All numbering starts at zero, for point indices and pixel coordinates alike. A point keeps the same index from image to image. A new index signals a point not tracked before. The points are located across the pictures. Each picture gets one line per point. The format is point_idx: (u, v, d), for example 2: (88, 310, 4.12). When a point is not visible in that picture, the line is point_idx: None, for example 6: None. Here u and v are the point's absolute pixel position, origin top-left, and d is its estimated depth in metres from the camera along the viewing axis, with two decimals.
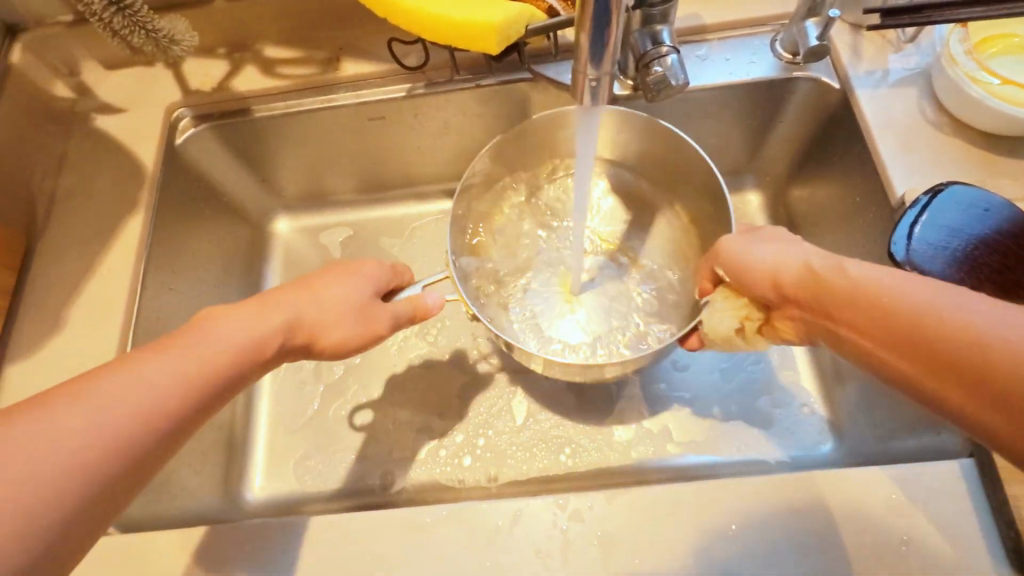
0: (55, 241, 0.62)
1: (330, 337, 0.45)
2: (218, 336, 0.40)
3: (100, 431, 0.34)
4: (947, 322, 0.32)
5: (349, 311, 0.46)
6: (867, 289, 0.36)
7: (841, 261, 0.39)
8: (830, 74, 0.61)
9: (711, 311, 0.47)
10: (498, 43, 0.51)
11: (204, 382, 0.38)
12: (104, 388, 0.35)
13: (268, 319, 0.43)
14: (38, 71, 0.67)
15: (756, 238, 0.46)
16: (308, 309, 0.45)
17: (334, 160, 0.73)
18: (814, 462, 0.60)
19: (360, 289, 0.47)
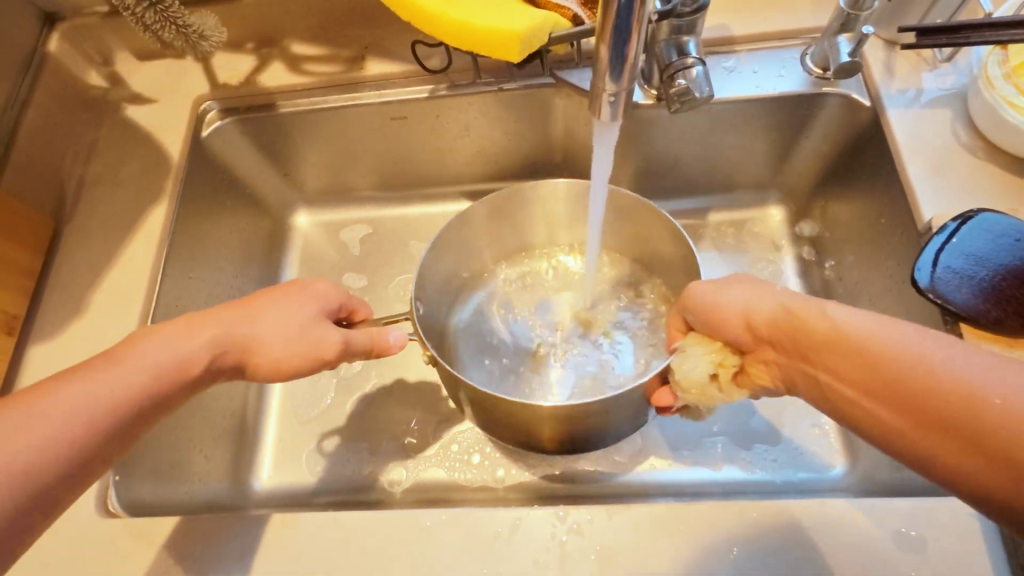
0: (81, 226, 0.63)
1: (261, 357, 0.45)
2: (160, 352, 0.42)
3: (48, 436, 0.37)
4: (935, 372, 0.32)
5: (302, 335, 0.46)
6: (841, 333, 0.36)
7: (819, 304, 0.39)
8: (860, 92, 0.59)
9: (684, 357, 0.46)
10: (521, 49, 0.51)
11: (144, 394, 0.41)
12: (46, 398, 0.38)
13: (199, 339, 0.44)
14: (74, 59, 0.69)
15: (723, 280, 0.45)
16: (242, 330, 0.45)
17: (356, 157, 0.74)
18: (822, 487, 0.59)
19: (314, 312, 0.47)
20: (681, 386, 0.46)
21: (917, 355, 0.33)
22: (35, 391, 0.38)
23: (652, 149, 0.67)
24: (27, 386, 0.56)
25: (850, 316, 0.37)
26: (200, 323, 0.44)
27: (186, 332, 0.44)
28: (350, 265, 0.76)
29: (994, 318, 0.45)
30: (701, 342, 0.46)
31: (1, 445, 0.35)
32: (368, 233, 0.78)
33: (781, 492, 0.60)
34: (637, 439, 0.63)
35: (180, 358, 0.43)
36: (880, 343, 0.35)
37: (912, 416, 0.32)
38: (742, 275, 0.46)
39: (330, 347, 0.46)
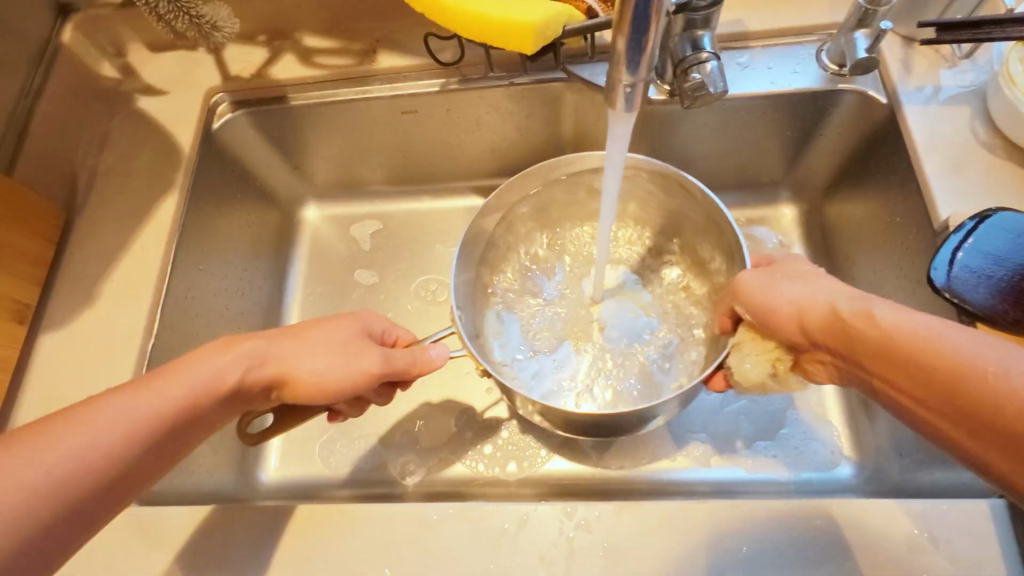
0: (92, 216, 0.63)
1: (305, 383, 0.45)
2: (207, 366, 0.42)
3: (98, 447, 0.36)
4: (988, 381, 0.31)
5: (347, 356, 0.46)
6: (886, 336, 0.35)
7: (867, 303, 0.38)
8: (877, 88, 0.58)
9: (741, 356, 0.47)
10: (535, 42, 0.51)
11: (191, 411, 0.40)
12: (104, 409, 0.37)
13: (246, 354, 0.43)
14: (87, 50, 0.69)
15: (780, 275, 0.44)
16: (286, 352, 0.45)
17: (366, 151, 0.74)
18: (833, 486, 0.59)
19: (354, 336, 0.48)
20: (740, 383, 0.47)
21: (960, 358, 0.32)
22: (91, 403, 0.38)
23: (664, 145, 0.66)
24: (39, 375, 0.56)
25: (896, 315, 0.36)
26: (241, 341, 0.44)
27: (229, 351, 0.43)
28: (359, 260, 0.76)
29: (1012, 318, 0.44)
30: (754, 341, 0.46)
31: (54, 453, 0.35)
32: (379, 228, 0.78)
33: (791, 492, 0.59)
34: (644, 436, 0.63)
35: (223, 376, 0.42)
36: (921, 346, 0.33)
37: (962, 422, 0.32)
38: (795, 266, 0.45)
39: (374, 368, 0.46)
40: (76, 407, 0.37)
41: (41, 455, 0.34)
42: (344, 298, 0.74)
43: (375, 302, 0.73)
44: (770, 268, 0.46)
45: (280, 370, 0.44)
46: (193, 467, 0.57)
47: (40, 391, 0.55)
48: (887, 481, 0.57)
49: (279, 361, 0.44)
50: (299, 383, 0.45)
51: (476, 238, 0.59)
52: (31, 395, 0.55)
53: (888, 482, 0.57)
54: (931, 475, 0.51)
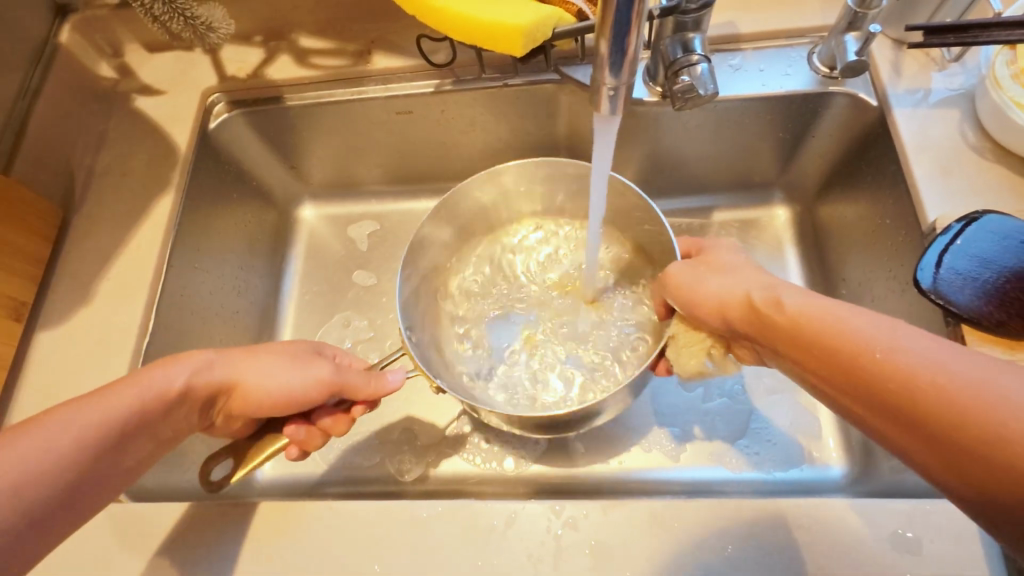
0: (89, 215, 0.64)
1: (250, 395, 0.46)
2: (154, 383, 0.42)
3: (46, 462, 0.36)
4: (880, 361, 0.31)
5: (297, 377, 0.47)
6: (796, 321, 0.36)
7: (778, 292, 0.38)
8: (867, 91, 0.59)
9: (676, 349, 0.48)
10: (525, 45, 0.51)
11: (138, 427, 0.41)
12: (52, 423, 0.38)
13: (194, 373, 0.44)
14: (84, 51, 0.69)
15: (704, 268, 0.45)
16: (233, 372, 0.46)
17: (361, 151, 0.74)
18: (822, 486, 0.60)
19: (307, 361, 0.48)
20: (681, 374, 0.48)
21: (863, 333, 0.33)
22: (43, 418, 0.38)
23: (656, 145, 0.67)
24: (35, 372, 0.57)
25: (803, 303, 0.37)
26: (185, 359, 0.44)
27: (174, 368, 0.44)
28: (355, 259, 0.77)
29: (997, 320, 0.45)
30: (686, 332, 0.47)
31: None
32: (376, 229, 0.79)
33: (777, 493, 0.60)
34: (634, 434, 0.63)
35: (168, 391, 0.42)
36: (831, 329, 0.34)
37: (853, 391, 0.33)
38: (722, 259, 0.46)
39: (322, 381, 0.47)
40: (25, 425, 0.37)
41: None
42: (340, 297, 0.74)
43: (370, 302, 0.74)
44: (697, 262, 0.47)
45: (225, 384, 0.45)
46: (187, 464, 0.57)
47: (36, 389, 0.56)
48: (876, 482, 0.57)
49: (226, 374, 0.45)
50: (244, 398, 0.46)
51: (424, 248, 0.59)
52: (28, 392, 0.56)
53: (874, 482, 0.57)
54: (918, 476, 0.52)
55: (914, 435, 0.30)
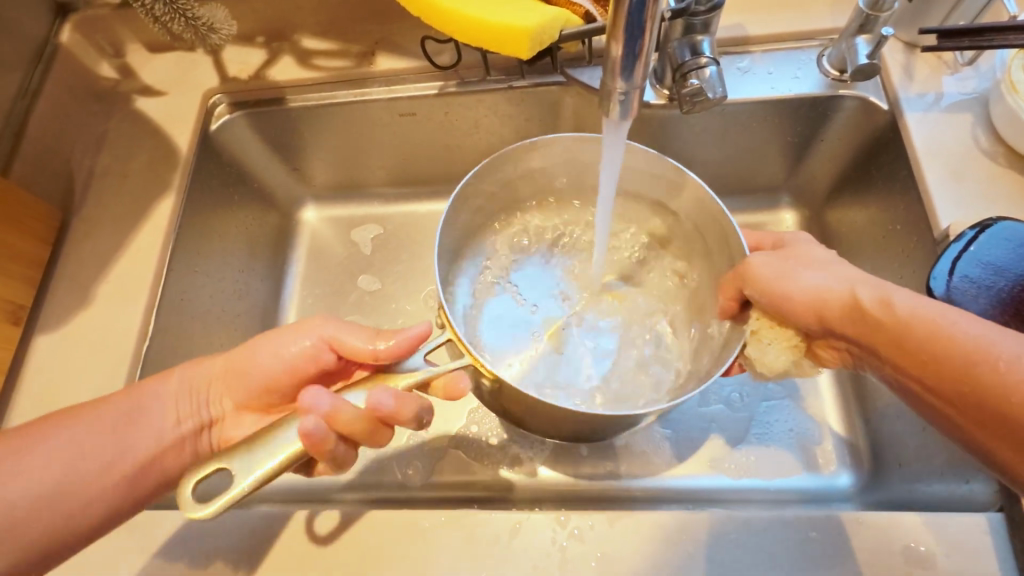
0: (89, 217, 0.63)
1: (259, 377, 0.49)
2: (182, 384, 0.49)
3: (75, 455, 0.44)
4: (997, 371, 0.34)
5: (297, 349, 0.48)
6: (899, 320, 0.38)
7: (885, 291, 0.40)
8: (878, 94, 0.58)
9: (764, 346, 0.47)
10: (531, 48, 0.50)
11: (117, 421, 0.46)
12: (78, 421, 0.45)
13: (206, 375, 0.49)
14: (85, 51, 0.69)
15: (793, 261, 0.46)
16: (236, 366, 0.49)
17: (364, 152, 0.73)
18: (829, 494, 0.59)
19: (316, 327, 0.48)
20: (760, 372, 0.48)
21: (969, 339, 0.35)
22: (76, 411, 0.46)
23: (663, 148, 0.66)
24: (33, 376, 0.56)
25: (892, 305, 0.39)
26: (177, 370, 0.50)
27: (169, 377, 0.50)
28: (358, 263, 0.76)
29: (1012, 329, 0.44)
30: (772, 328, 0.46)
31: None
32: (380, 232, 0.78)
33: (782, 502, 0.59)
34: (638, 439, 0.62)
35: (187, 378, 0.49)
36: (931, 329, 0.37)
37: (951, 395, 0.36)
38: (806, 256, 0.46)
39: (318, 342, 0.48)
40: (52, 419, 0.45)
41: None
42: (342, 300, 0.73)
43: (373, 306, 0.73)
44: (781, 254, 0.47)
45: (230, 371, 0.49)
46: None
47: (35, 393, 0.55)
48: (887, 493, 0.56)
49: (231, 363, 0.49)
50: (255, 380, 0.49)
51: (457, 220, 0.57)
52: (25, 397, 0.55)
53: (885, 491, 0.57)
54: (929, 486, 0.52)
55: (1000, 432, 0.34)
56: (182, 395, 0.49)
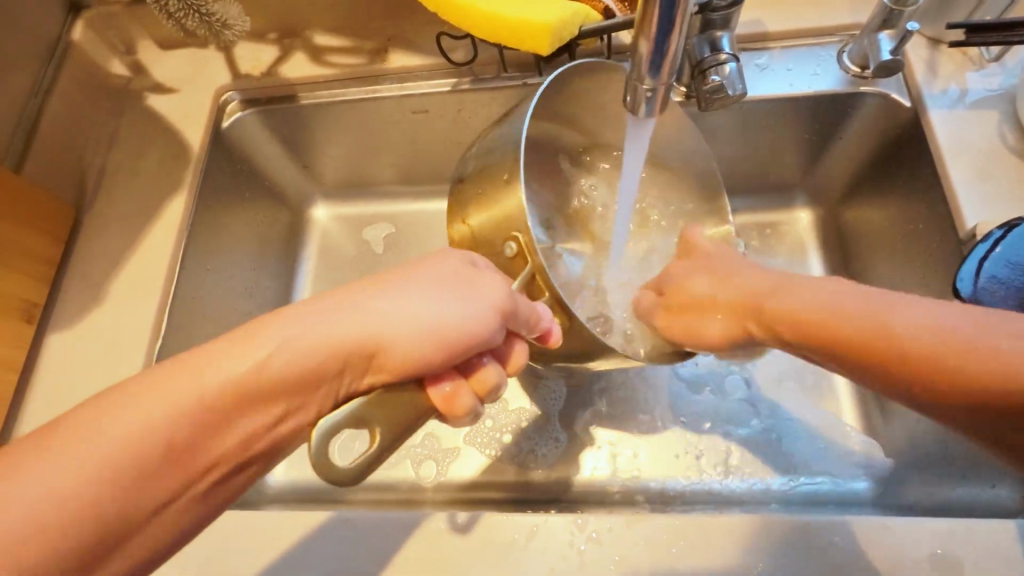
0: (101, 215, 0.63)
1: (395, 364, 0.35)
2: (272, 349, 0.33)
3: (168, 432, 0.30)
4: (889, 327, 0.35)
5: (463, 316, 0.36)
6: (814, 315, 0.40)
7: (790, 291, 0.42)
8: (900, 92, 0.57)
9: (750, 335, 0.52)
10: (550, 44, 0.50)
11: (234, 403, 0.32)
12: (168, 380, 0.31)
13: (317, 345, 0.33)
14: (97, 48, 0.68)
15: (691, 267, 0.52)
16: (376, 335, 0.34)
17: (376, 150, 0.73)
18: (846, 497, 0.58)
19: (489, 290, 0.38)
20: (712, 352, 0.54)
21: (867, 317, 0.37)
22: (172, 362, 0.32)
23: None
24: (46, 375, 0.56)
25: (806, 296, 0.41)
26: (259, 330, 0.33)
27: (245, 345, 0.32)
28: (369, 262, 0.75)
29: None
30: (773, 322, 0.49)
31: (91, 445, 0.28)
32: (391, 231, 0.77)
33: (799, 505, 0.58)
34: (652, 440, 0.61)
35: (258, 365, 0.32)
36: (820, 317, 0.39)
37: (869, 363, 0.36)
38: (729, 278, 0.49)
39: (492, 311, 0.37)
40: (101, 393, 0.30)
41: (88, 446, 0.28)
42: None
43: None
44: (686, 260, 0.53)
45: (376, 343, 0.34)
46: None
47: (48, 391, 0.55)
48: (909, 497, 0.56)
49: (369, 323, 0.35)
50: (396, 362, 0.35)
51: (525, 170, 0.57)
52: (38, 395, 0.55)
53: (904, 496, 0.56)
54: (951, 490, 0.52)
55: (924, 389, 0.33)
56: (278, 394, 0.33)
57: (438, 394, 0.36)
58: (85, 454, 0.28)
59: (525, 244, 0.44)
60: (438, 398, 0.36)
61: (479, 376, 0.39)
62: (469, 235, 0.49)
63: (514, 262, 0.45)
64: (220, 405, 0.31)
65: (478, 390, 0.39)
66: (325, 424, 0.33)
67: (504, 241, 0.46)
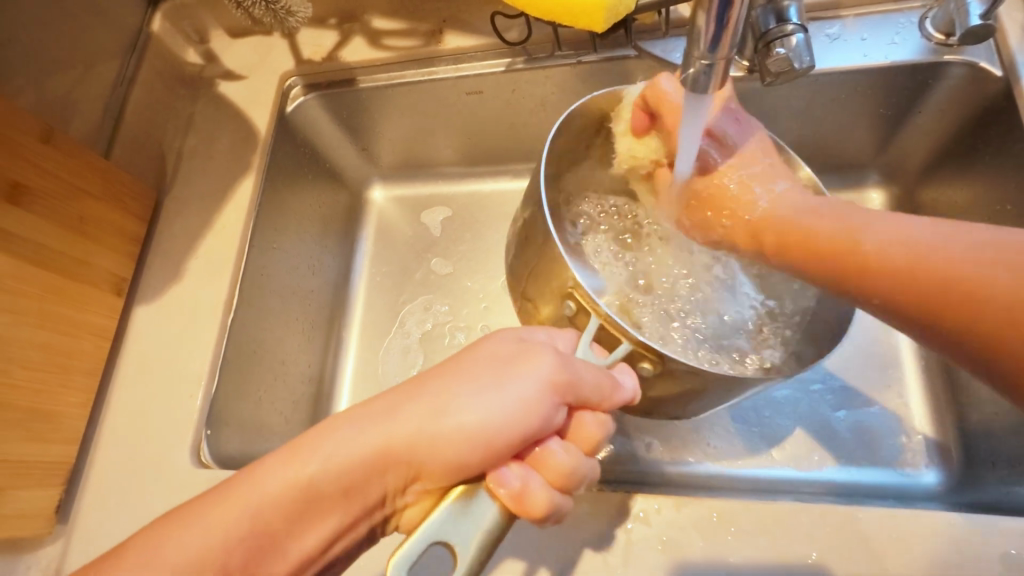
0: (178, 196, 0.67)
1: (440, 463, 0.36)
2: (315, 466, 0.36)
3: (230, 551, 0.34)
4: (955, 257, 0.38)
5: (510, 404, 0.36)
6: (834, 241, 0.44)
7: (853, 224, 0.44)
8: (991, 60, 0.52)
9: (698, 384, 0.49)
10: (606, 19, 0.49)
11: (286, 522, 0.35)
12: (227, 505, 0.35)
13: (359, 455, 0.36)
14: (174, 39, 0.73)
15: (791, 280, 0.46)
16: (421, 443, 0.36)
17: (433, 131, 0.75)
18: (912, 492, 0.57)
19: (542, 364, 0.37)
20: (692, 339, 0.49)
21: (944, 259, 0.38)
22: (234, 483, 0.36)
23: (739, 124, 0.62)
24: (134, 344, 0.61)
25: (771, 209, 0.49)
26: (305, 446, 0.37)
27: (292, 463, 0.36)
28: (425, 244, 0.77)
29: None
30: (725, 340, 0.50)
31: (193, 535, 0.34)
32: (447, 215, 0.79)
33: (863, 497, 0.57)
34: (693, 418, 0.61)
35: (304, 480, 0.36)
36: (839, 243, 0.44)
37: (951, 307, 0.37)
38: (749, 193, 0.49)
39: (543, 396, 0.36)
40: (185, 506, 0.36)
41: (189, 535, 0.34)
42: (409, 279, 0.75)
43: (438, 284, 0.74)
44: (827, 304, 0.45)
45: (417, 455, 0.36)
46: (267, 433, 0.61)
47: (136, 358, 0.60)
48: (981, 495, 0.54)
49: (413, 431, 0.36)
50: (437, 463, 0.36)
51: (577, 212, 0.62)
52: (125, 363, 0.60)
53: (977, 493, 0.55)
54: None
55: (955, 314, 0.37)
56: (329, 504, 0.36)
57: (508, 493, 0.35)
58: (188, 546, 0.34)
59: (583, 295, 0.46)
60: (509, 496, 0.35)
61: (550, 465, 0.37)
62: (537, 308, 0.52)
63: (577, 318, 0.48)
64: (270, 522, 0.35)
65: (555, 480, 0.37)
66: (403, 557, 0.32)
67: (561, 302, 0.48)
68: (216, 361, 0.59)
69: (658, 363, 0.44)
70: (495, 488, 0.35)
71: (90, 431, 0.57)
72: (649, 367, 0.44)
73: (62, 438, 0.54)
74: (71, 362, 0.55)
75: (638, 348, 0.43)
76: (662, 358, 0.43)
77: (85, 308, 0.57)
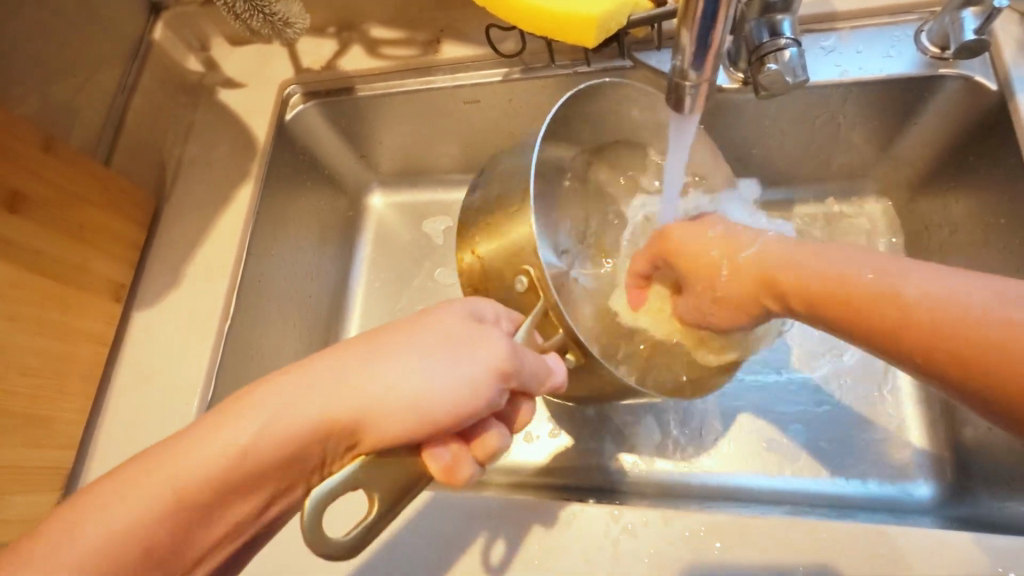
0: (176, 203, 0.68)
1: (379, 438, 0.35)
2: (251, 434, 0.35)
3: (157, 523, 0.33)
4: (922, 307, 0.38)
5: (452, 381, 0.36)
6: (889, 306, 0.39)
7: (895, 280, 0.40)
8: (986, 74, 0.52)
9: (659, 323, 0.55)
10: (597, 35, 0.50)
11: (217, 492, 0.34)
12: (153, 473, 0.34)
13: (300, 424, 0.35)
14: (175, 46, 0.73)
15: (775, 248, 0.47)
16: (358, 414, 0.35)
17: (431, 139, 0.75)
18: (906, 506, 0.57)
19: (488, 346, 0.37)
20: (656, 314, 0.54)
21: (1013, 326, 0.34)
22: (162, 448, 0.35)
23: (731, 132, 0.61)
24: (132, 348, 0.61)
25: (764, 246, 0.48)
26: (240, 408, 0.36)
27: (228, 426, 0.35)
28: (423, 251, 0.77)
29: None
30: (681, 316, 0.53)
31: (119, 504, 0.33)
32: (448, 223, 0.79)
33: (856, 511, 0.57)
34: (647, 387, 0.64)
35: (240, 447, 0.34)
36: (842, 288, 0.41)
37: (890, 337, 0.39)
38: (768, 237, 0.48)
39: (487, 374, 0.36)
40: (112, 478, 0.35)
41: (117, 501, 0.33)
42: (407, 286, 0.76)
43: (436, 293, 0.75)
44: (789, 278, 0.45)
45: (366, 415, 0.36)
46: None
47: (133, 363, 0.61)
48: (973, 510, 0.54)
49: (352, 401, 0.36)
50: (376, 437, 0.35)
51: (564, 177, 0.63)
52: (123, 368, 0.61)
53: (968, 507, 0.55)
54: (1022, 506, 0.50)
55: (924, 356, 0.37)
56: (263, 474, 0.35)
57: (440, 465, 0.36)
58: (114, 515, 0.33)
59: (536, 278, 0.47)
60: (440, 468, 0.36)
61: (483, 444, 0.38)
62: (479, 267, 0.51)
63: (524, 297, 0.49)
64: (202, 493, 0.34)
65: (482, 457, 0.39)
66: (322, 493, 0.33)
67: (515, 276, 0.49)
68: (212, 368, 0.60)
69: (582, 358, 0.46)
70: (429, 460, 0.36)
71: (87, 436, 0.58)
72: (572, 359, 0.47)
73: (59, 443, 0.54)
74: (69, 367, 0.56)
75: (570, 341, 0.45)
76: (588, 357, 0.45)
77: (83, 315, 0.57)
